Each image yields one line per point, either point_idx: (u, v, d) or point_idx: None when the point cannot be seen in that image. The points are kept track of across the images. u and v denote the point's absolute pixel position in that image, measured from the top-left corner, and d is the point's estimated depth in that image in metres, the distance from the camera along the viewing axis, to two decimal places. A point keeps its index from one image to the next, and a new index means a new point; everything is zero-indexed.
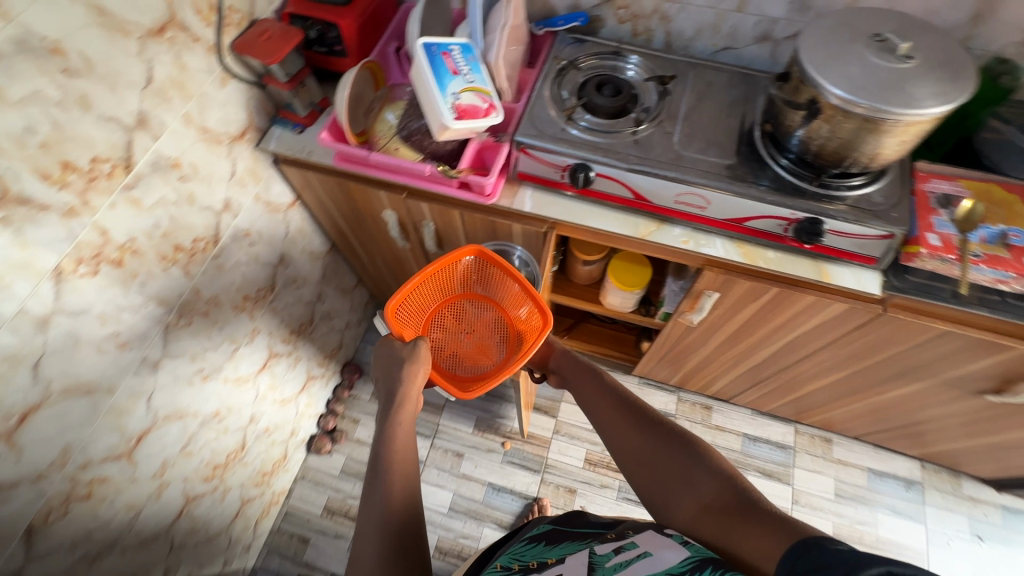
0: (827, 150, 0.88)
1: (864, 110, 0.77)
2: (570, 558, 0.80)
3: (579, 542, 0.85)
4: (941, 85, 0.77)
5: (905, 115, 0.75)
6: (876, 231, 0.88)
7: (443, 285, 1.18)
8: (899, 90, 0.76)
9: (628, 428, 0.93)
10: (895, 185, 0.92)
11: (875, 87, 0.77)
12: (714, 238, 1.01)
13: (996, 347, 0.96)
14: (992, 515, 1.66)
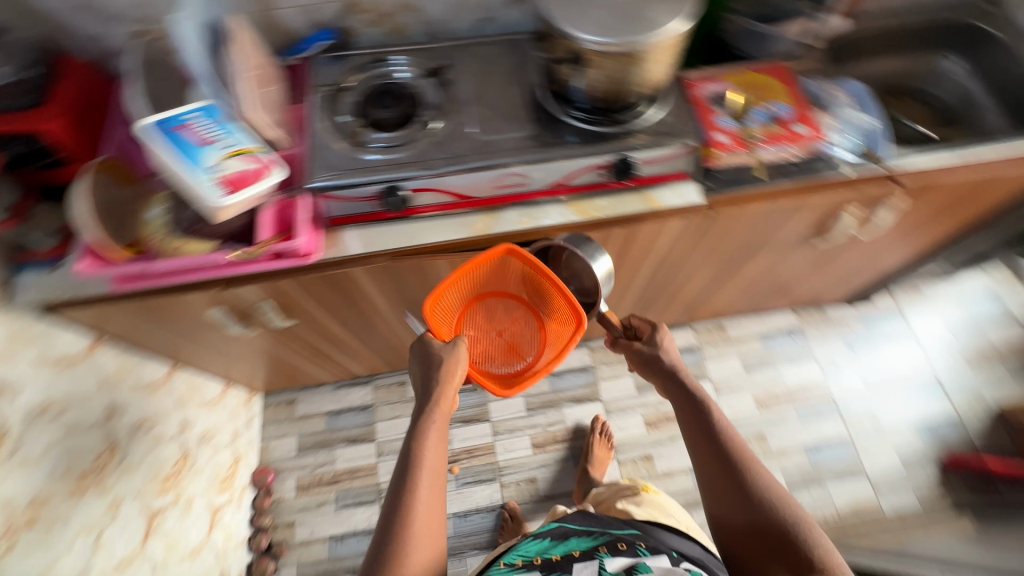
0: (607, 91, 0.90)
1: (620, 47, 0.80)
2: (576, 567, 0.83)
3: (591, 543, 0.89)
4: (675, 3, 0.81)
5: (655, 39, 0.79)
6: (676, 146, 0.93)
7: (477, 281, 0.94)
8: (640, 19, 0.80)
9: (704, 446, 0.83)
10: (675, 100, 0.98)
11: (620, 23, 0.80)
12: (547, 207, 1.00)
13: (809, 206, 1.06)
14: (857, 327, 1.95)
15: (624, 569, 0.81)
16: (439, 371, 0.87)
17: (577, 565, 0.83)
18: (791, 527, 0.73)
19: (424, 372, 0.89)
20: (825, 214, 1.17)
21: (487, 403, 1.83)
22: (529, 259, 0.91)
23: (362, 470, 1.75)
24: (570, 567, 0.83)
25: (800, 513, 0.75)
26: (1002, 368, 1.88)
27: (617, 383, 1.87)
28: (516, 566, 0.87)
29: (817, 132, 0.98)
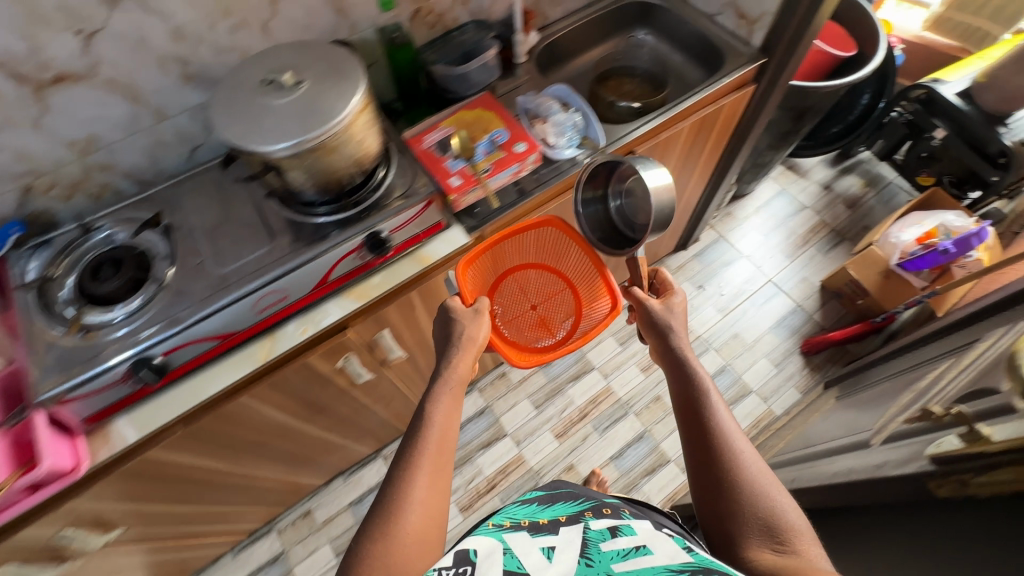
0: (327, 179, 0.91)
1: (312, 141, 0.80)
2: (563, 528, 0.70)
3: (577, 506, 0.78)
4: (337, 88, 0.83)
5: (340, 122, 0.81)
6: (414, 207, 0.95)
7: (523, 248, 1.09)
8: (317, 110, 0.81)
9: (685, 422, 0.79)
10: (402, 163, 1.01)
11: (300, 121, 0.80)
12: (325, 306, 0.98)
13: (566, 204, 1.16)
14: (695, 266, 2.14)
15: (607, 528, 0.69)
16: (478, 326, 0.92)
17: (565, 526, 0.71)
18: (766, 507, 0.66)
19: (444, 343, 0.91)
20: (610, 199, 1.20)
21: None
22: (569, 229, 1.05)
23: None
24: (557, 528, 0.70)
25: (774, 491, 0.67)
26: (813, 251, 2.16)
27: (517, 410, 1.87)
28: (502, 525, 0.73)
29: (535, 145, 1.02)
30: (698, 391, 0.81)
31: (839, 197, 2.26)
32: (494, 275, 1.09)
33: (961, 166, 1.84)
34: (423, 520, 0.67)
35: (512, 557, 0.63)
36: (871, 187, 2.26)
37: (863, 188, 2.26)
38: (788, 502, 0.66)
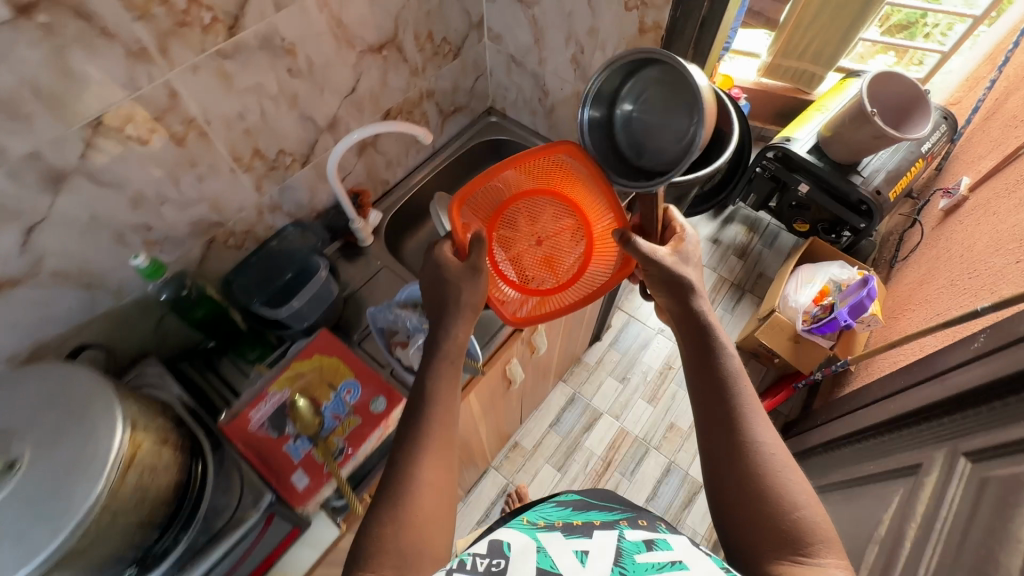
0: (102, 561, 0.59)
1: (62, 549, 0.52)
2: (597, 536, 0.66)
3: (616, 521, 0.73)
4: (81, 454, 0.56)
5: (101, 497, 0.55)
6: (251, 531, 0.70)
7: (552, 168, 0.82)
8: (57, 493, 0.54)
9: (708, 408, 0.65)
10: (217, 468, 0.74)
11: (34, 523, 0.53)
12: None
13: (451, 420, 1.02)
14: (614, 356, 2.00)
15: (641, 540, 0.63)
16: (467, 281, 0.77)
17: (600, 534, 0.66)
18: (792, 518, 0.56)
19: (439, 288, 0.77)
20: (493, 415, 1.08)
21: None
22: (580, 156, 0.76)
23: None
24: (593, 534, 0.67)
25: (799, 496, 0.57)
26: (720, 310, 2.14)
27: None
28: (540, 528, 0.74)
29: (396, 397, 0.80)
30: (724, 368, 0.67)
31: (728, 248, 2.27)
32: (495, 201, 0.87)
33: (827, 213, 1.90)
34: (432, 534, 0.59)
35: (544, 558, 0.61)
36: (754, 232, 2.30)
37: (747, 235, 2.30)
38: (818, 513, 0.57)
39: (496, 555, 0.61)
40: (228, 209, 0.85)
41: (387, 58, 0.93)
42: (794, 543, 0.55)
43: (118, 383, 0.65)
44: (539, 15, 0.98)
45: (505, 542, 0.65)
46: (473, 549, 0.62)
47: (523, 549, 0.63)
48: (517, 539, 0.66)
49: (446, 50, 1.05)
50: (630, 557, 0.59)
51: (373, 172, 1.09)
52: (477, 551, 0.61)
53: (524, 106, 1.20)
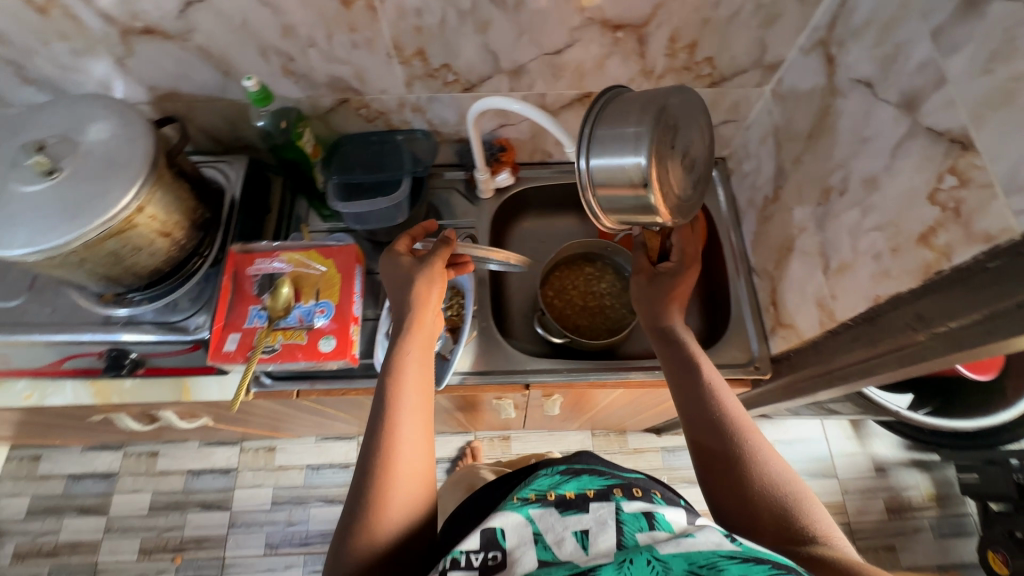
0: (81, 278, 0.72)
1: (52, 251, 0.62)
2: (593, 506, 0.56)
3: (609, 480, 0.61)
4: (101, 188, 0.64)
5: (92, 229, 0.63)
6: (179, 342, 0.78)
7: None
8: (70, 207, 0.63)
9: (696, 403, 0.67)
10: (203, 282, 0.81)
11: (44, 221, 0.63)
12: (61, 383, 0.83)
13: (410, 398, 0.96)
14: (654, 460, 1.71)
15: (643, 514, 0.54)
16: (417, 283, 0.71)
17: (596, 504, 0.56)
18: (783, 498, 0.56)
19: (404, 282, 0.72)
20: (464, 481, 1.10)
21: (232, 490, 1.72)
22: None
23: (83, 545, 1.66)
24: (588, 507, 0.56)
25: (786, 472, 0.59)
26: None
27: None
28: (528, 500, 0.58)
29: (341, 352, 0.76)
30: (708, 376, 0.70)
31: (886, 490, 1.68)
32: None
33: None
34: (407, 532, 0.56)
35: (546, 548, 0.52)
36: (937, 504, 1.66)
37: (925, 499, 1.66)
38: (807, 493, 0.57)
39: (492, 547, 0.52)
40: (371, 85, 0.81)
41: (619, 42, 0.74)
42: (788, 529, 0.54)
43: (163, 166, 0.70)
44: (833, 110, 0.67)
45: (496, 525, 0.54)
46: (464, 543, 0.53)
47: (523, 539, 0.53)
48: (512, 516, 0.55)
49: (703, 72, 0.80)
50: (632, 540, 0.51)
51: (538, 137, 0.95)
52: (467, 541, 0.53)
53: (748, 187, 0.91)
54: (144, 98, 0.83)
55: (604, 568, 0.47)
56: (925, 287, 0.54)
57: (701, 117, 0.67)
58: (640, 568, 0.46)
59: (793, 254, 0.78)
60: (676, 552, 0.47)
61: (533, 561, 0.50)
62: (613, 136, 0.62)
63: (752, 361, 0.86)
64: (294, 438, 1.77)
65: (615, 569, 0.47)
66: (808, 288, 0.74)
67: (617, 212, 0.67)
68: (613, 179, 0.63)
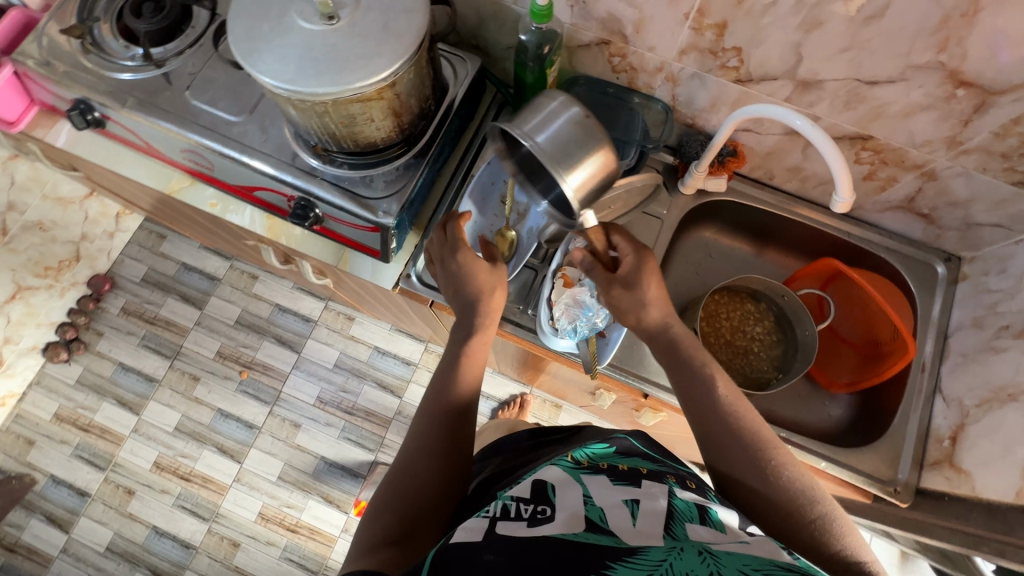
0: (307, 127, 0.72)
1: (309, 97, 0.63)
2: (644, 484, 0.57)
3: (659, 469, 0.62)
4: (370, 50, 0.63)
5: (350, 89, 0.62)
6: (362, 221, 0.80)
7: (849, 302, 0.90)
8: (338, 59, 0.63)
9: (706, 416, 0.64)
10: (400, 170, 0.81)
11: (312, 64, 0.62)
12: (244, 206, 0.91)
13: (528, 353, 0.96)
14: None
15: (697, 508, 0.54)
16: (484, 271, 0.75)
17: (649, 486, 0.57)
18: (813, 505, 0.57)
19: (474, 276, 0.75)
20: (505, 424, 1.17)
21: (307, 337, 1.85)
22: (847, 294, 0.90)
23: (175, 326, 1.86)
24: (638, 484, 0.57)
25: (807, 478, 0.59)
26: None
27: None
28: (581, 464, 0.62)
29: None
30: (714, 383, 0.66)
31: None
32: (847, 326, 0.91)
33: None
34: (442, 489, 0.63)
35: (596, 508, 0.53)
36: None
37: None
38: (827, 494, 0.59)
39: (543, 501, 0.55)
40: (643, 39, 0.74)
41: (952, 100, 0.63)
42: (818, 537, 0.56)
43: (424, 49, 0.68)
44: None
45: (549, 482, 0.58)
46: (515, 495, 0.57)
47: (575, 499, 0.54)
48: (562, 474, 0.60)
49: (1018, 167, 0.68)
50: (682, 527, 0.51)
51: (774, 156, 0.86)
52: (521, 496, 0.57)
53: (983, 306, 0.80)
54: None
55: (652, 549, 0.47)
56: None
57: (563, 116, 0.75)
58: (691, 557, 0.46)
59: (1013, 406, 0.69)
60: (731, 551, 0.47)
61: (585, 520, 0.50)
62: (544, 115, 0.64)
63: (894, 482, 0.79)
64: (374, 318, 1.85)
65: (663, 553, 0.46)
66: (1016, 450, 0.66)
67: (591, 191, 0.65)
68: (575, 148, 0.63)
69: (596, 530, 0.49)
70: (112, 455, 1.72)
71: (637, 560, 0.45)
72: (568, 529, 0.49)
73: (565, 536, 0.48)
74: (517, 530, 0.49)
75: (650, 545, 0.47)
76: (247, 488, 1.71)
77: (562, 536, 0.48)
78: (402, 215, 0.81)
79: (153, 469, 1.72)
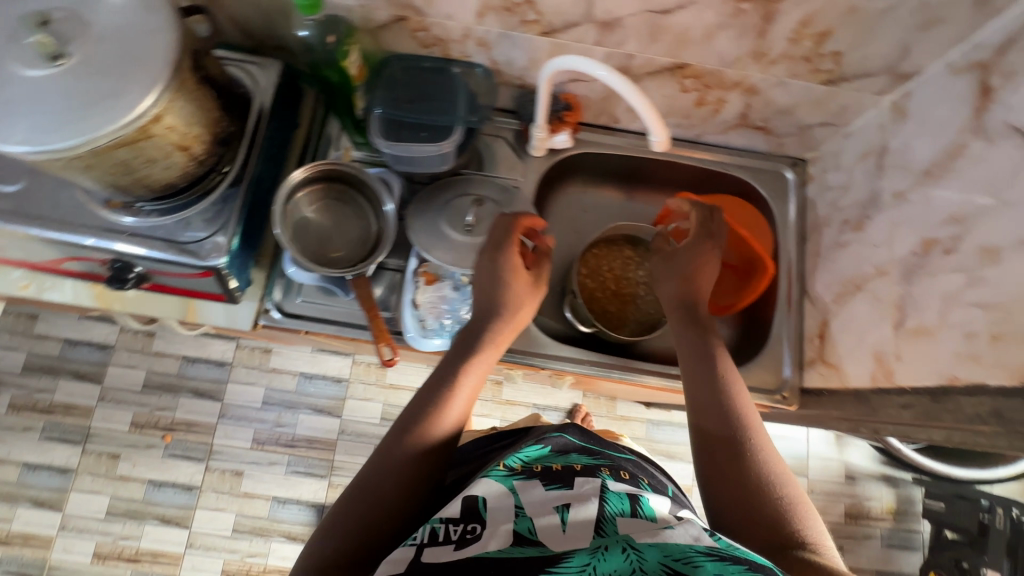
0: (85, 183, 0.64)
1: (56, 154, 0.54)
2: (578, 483, 0.57)
3: (595, 461, 0.63)
4: (117, 86, 0.55)
5: (103, 135, 0.54)
6: (189, 268, 0.73)
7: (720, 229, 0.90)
8: (80, 103, 0.54)
9: (716, 397, 0.62)
10: (218, 204, 0.73)
11: (49, 116, 0.54)
12: (61, 279, 0.80)
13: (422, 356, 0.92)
14: (638, 430, 1.76)
15: (628, 498, 0.55)
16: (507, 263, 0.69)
17: (580, 482, 0.57)
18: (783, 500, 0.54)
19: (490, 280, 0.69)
20: None
21: (226, 382, 1.75)
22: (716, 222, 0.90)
23: (76, 408, 1.70)
24: (574, 484, 0.57)
25: (786, 478, 0.57)
26: None
27: (365, 406, 1.75)
28: (514, 471, 0.60)
29: None
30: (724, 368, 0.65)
31: None
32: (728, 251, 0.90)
33: None
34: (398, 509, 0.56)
35: (523, 521, 0.52)
36: (893, 517, 1.54)
37: None
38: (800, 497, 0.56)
39: (473, 518, 0.52)
40: (436, 8, 0.69)
41: (740, 14, 0.62)
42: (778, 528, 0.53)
43: (188, 70, 0.60)
44: (966, 154, 0.58)
45: (480, 494, 0.55)
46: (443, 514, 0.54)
47: (500, 511, 0.53)
48: (495, 483, 0.57)
49: (822, 67, 0.69)
50: (612, 523, 0.51)
51: (610, 100, 0.84)
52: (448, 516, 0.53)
53: (828, 203, 0.83)
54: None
55: (579, 552, 0.48)
56: (1020, 389, 0.49)
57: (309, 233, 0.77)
58: (614, 556, 0.46)
59: (860, 295, 0.72)
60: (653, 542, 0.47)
61: (508, 534, 0.50)
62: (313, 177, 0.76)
63: (780, 389, 0.82)
64: (292, 345, 1.77)
65: (586, 557, 0.47)
66: (867, 337, 0.69)
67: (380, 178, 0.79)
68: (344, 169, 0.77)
69: (522, 542, 0.49)
70: (44, 559, 1.60)
71: (559, 569, 0.45)
72: (493, 545, 0.49)
73: (488, 554, 0.48)
74: (440, 555, 0.48)
75: (575, 550, 0.48)
76: (203, 550, 1.63)
77: (485, 555, 0.48)
78: (236, 253, 0.75)
79: (95, 561, 1.60)
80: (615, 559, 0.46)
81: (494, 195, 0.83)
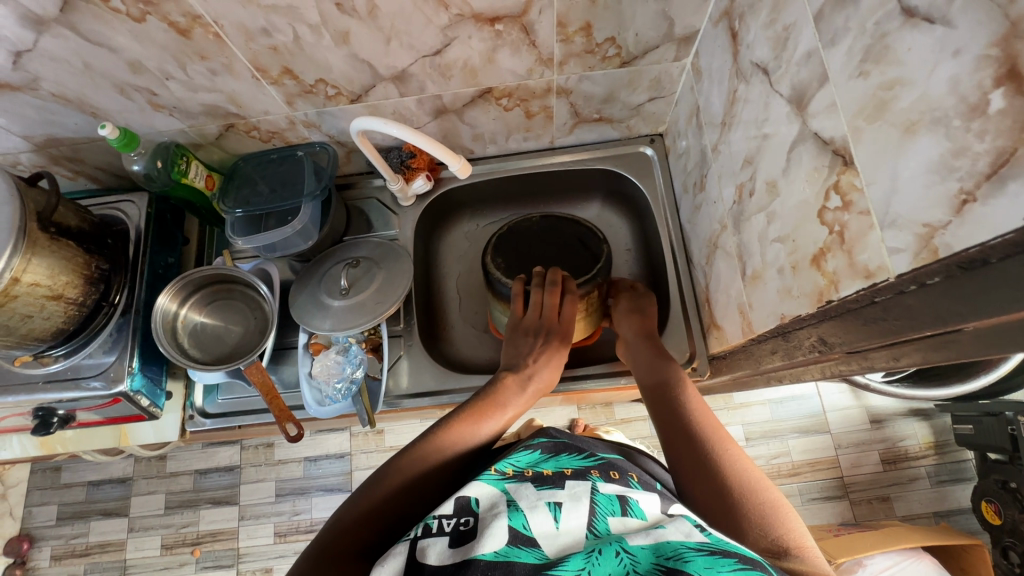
0: None
1: None
2: (569, 483, 0.49)
3: (591, 460, 0.54)
4: None
5: None
6: (98, 400, 0.79)
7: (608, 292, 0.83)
8: None
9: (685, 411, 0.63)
10: (112, 336, 0.79)
11: None
12: (10, 437, 0.88)
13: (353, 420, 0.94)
14: None
15: (618, 498, 0.47)
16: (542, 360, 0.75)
17: (572, 482, 0.50)
18: (765, 504, 0.51)
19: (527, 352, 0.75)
20: None
21: None
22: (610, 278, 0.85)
23: None
24: (563, 483, 0.50)
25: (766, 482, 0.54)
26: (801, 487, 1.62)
27: None
28: (506, 475, 0.51)
29: None
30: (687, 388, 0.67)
31: None
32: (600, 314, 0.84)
33: None
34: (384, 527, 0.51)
35: (519, 516, 0.45)
36: (935, 453, 1.40)
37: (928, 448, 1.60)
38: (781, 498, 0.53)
39: (463, 512, 0.46)
40: (251, 109, 0.75)
41: (501, 34, 0.66)
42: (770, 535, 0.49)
43: (36, 230, 0.65)
44: (739, 96, 0.59)
45: (471, 495, 0.48)
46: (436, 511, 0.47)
47: (497, 506, 0.46)
48: (484, 484, 0.49)
49: (608, 53, 0.71)
50: (604, 527, 0.44)
51: (453, 137, 0.88)
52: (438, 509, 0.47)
53: (682, 170, 0.83)
54: (26, 147, 0.78)
55: (574, 556, 0.40)
56: (822, 313, 0.48)
57: (201, 336, 0.82)
58: (607, 560, 0.39)
59: (718, 252, 0.72)
60: (646, 542, 0.41)
61: (505, 530, 0.43)
62: (183, 289, 0.81)
63: (690, 362, 0.81)
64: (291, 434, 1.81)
65: (582, 559, 0.40)
66: (731, 292, 0.69)
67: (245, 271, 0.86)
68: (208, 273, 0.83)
69: (517, 542, 0.42)
70: None
71: (555, 573, 0.39)
72: (486, 545, 0.42)
73: (483, 555, 0.41)
74: (441, 552, 0.41)
75: (567, 557, 0.40)
76: None
77: (480, 557, 0.41)
78: (140, 373, 0.80)
79: None
80: (607, 562, 0.39)
81: (368, 252, 0.87)
